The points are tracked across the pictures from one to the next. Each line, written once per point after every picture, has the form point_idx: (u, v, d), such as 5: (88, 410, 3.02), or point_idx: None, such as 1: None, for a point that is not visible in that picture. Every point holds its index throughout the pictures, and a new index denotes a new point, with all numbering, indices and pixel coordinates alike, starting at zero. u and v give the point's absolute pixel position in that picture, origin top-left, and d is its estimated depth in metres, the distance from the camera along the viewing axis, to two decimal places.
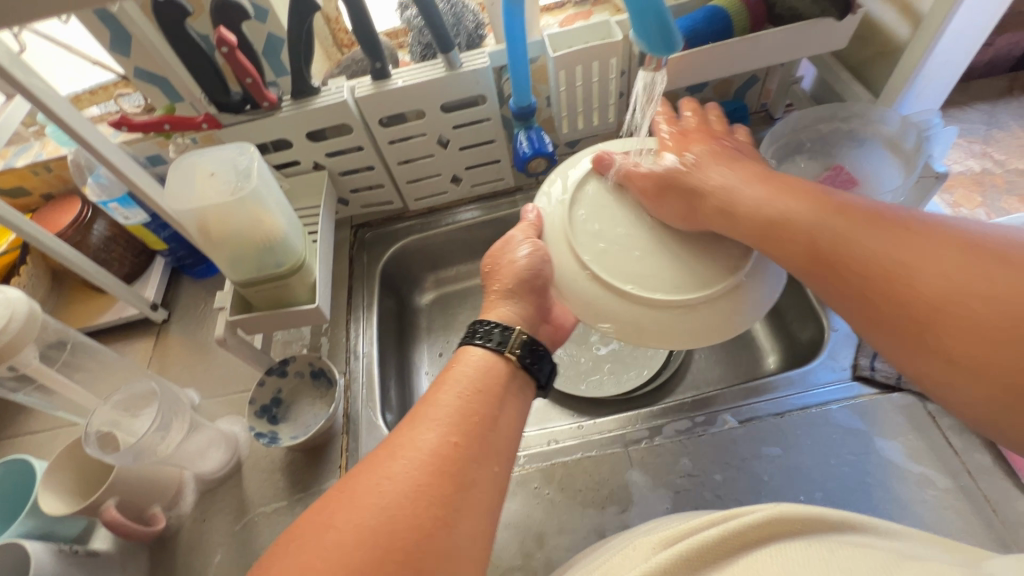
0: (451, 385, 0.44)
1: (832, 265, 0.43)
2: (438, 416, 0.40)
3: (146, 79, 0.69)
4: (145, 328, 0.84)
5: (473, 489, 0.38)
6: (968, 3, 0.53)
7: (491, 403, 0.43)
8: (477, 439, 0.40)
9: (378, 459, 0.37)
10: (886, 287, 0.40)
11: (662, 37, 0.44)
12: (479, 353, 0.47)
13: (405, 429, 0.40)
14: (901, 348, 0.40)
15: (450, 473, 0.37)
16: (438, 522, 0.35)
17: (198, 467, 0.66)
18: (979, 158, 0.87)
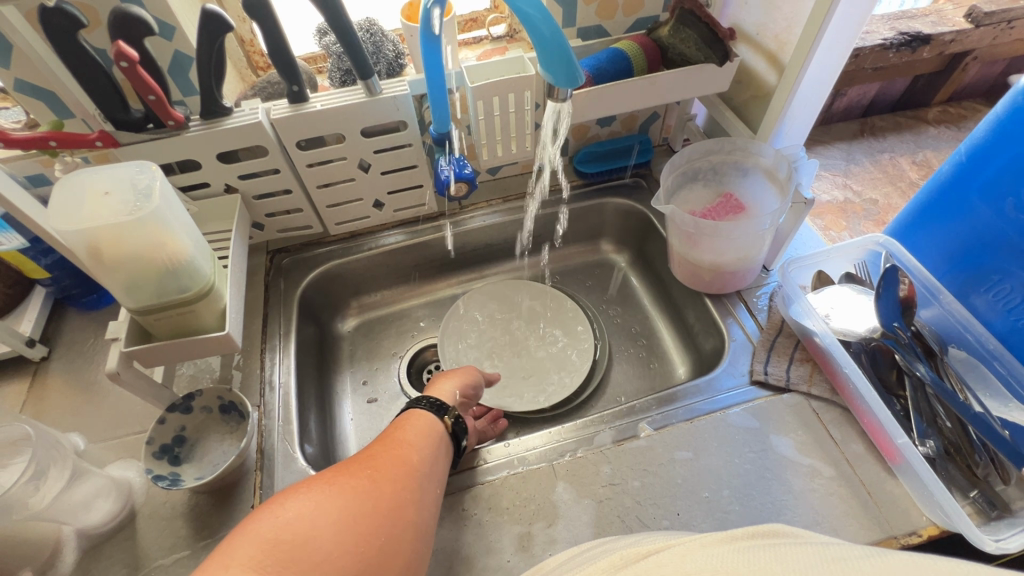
0: (405, 423, 0.58)
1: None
2: (411, 440, 0.55)
3: (29, 92, 0.63)
4: (19, 367, 0.75)
5: (423, 492, 0.51)
6: (819, 56, 0.63)
7: (442, 441, 0.58)
8: (429, 459, 0.54)
9: (362, 456, 0.51)
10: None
11: (567, 73, 0.48)
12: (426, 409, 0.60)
13: (377, 443, 0.53)
14: None
15: (414, 473, 0.51)
16: (405, 504, 0.48)
17: (81, 520, 0.58)
18: (842, 189, 1.01)
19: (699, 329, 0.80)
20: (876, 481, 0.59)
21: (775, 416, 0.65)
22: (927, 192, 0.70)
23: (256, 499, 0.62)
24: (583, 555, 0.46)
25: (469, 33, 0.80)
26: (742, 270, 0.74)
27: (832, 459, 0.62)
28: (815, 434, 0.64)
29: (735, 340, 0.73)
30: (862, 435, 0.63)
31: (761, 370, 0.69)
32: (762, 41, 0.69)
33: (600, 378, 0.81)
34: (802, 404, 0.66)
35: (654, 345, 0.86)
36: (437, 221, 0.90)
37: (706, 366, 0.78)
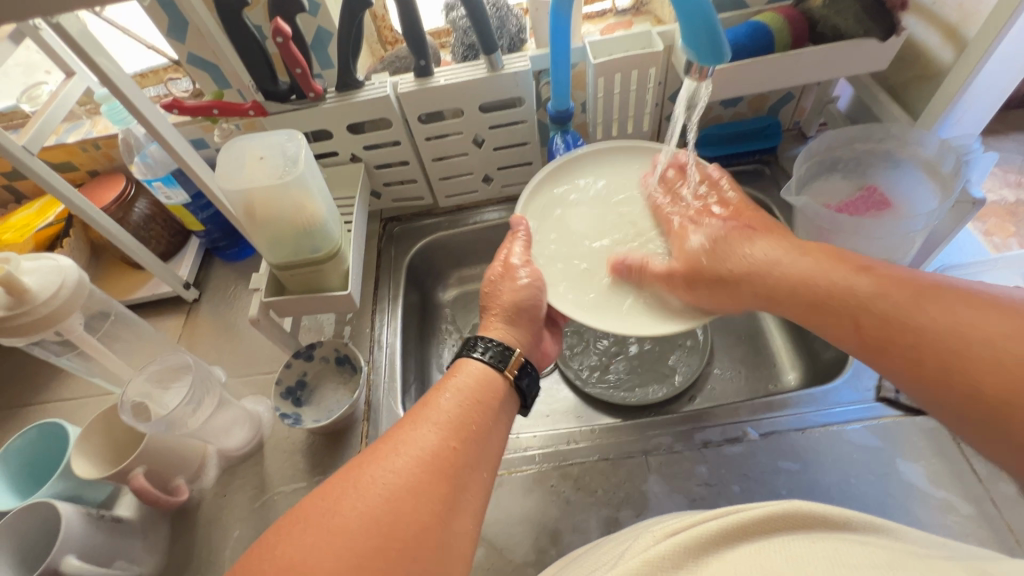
0: (447, 391, 0.46)
1: (886, 347, 0.44)
2: (445, 420, 0.43)
3: (199, 65, 0.71)
4: (176, 306, 0.87)
5: (464, 492, 0.39)
6: (1017, 29, 0.53)
7: (488, 412, 0.46)
8: (471, 443, 0.42)
9: (381, 452, 0.39)
10: (940, 370, 0.39)
11: (710, 48, 0.44)
12: (477, 365, 0.50)
13: (405, 430, 0.42)
14: (930, 396, 0.40)
15: (446, 472, 0.39)
16: (434, 518, 0.37)
17: (221, 443, 0.67)
18: (1014, 188, 0.86)
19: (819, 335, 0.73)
20: None
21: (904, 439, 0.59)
22: None
23: (362, 446, 0.68)
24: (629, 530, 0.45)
25: (593, 5, 0.77)
26: None
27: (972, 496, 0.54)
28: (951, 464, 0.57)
29: None
30: None
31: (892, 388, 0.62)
32: (939, 12, 0.60)
33: (698, 374, 0.78)
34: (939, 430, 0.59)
35: (761, 347, 0.80)
36: None
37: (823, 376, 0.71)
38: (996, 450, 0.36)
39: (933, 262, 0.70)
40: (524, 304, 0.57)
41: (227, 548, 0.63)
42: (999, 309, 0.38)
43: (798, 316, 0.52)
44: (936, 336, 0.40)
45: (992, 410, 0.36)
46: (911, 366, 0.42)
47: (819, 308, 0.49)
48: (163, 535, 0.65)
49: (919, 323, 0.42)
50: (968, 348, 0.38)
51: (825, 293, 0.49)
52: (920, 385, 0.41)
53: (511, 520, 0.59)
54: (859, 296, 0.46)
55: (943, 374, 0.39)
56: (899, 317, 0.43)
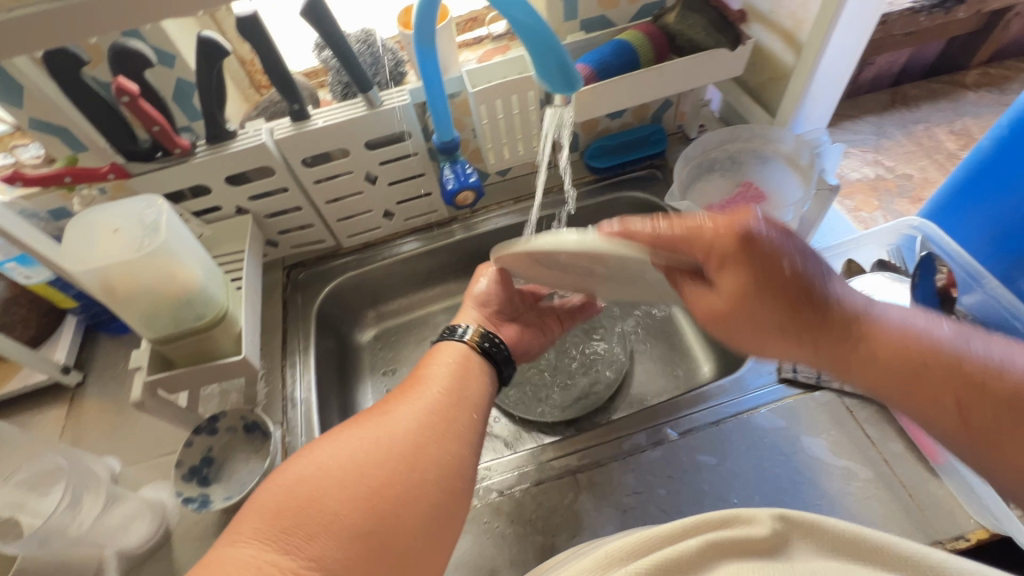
0: (433, 363, 0.55)
1: (928, 379, 0.39)
2: (433, 383, 0.52)
3: (44, 131, 0.65)
4: (57, 394, 0.78)
5: (456, 438, 0.48)
6: (838, 31, 0.59)
7: (467, 381, 0.54)
8: (457, 400, 0.51)
9: (386, 407, 0.48)
10: (990, 423, 0.37)
11: (564, 79, 0.46)
12: (458, 347, 0.57)
13: (401, 397, 0.50)
14: (917, 405, 0.40)
15: (443, 417, 0.48)
16: (424, 453, 0.45)
17: (120, 542, 0.60)
18: (872, 166, 0.95)
19: None
20: (918, 482, 0.56)
21: (806, 416, 0.63)
22: (965, 169, 0.65)
23: None
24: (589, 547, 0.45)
25: (469, 33, 0.78)
26: None
27: (869, 460, 0.59)
28: (849, 433, 0.61)
29: None
30: (901, 433, 0.59)
31: (790, 368, 0.65)
32: (776, 19, 0.65)
33: (621, 381, 0.79)
34: (834, 402, 0.63)
35: (676, 343, 0.83)
36: (449, 226, 0.89)
37: (733, 364, 0.74)
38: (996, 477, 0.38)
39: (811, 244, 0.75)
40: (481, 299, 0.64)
41: None
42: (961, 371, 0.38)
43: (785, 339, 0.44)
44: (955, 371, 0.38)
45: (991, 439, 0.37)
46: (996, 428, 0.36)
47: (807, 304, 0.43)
48: None
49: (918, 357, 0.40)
50: (1007, 403, 0.36)
51: (773, 276, 0.42)
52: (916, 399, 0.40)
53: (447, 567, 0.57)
54: (878, 336, 0.41)
55: (935, 403, 0.39)
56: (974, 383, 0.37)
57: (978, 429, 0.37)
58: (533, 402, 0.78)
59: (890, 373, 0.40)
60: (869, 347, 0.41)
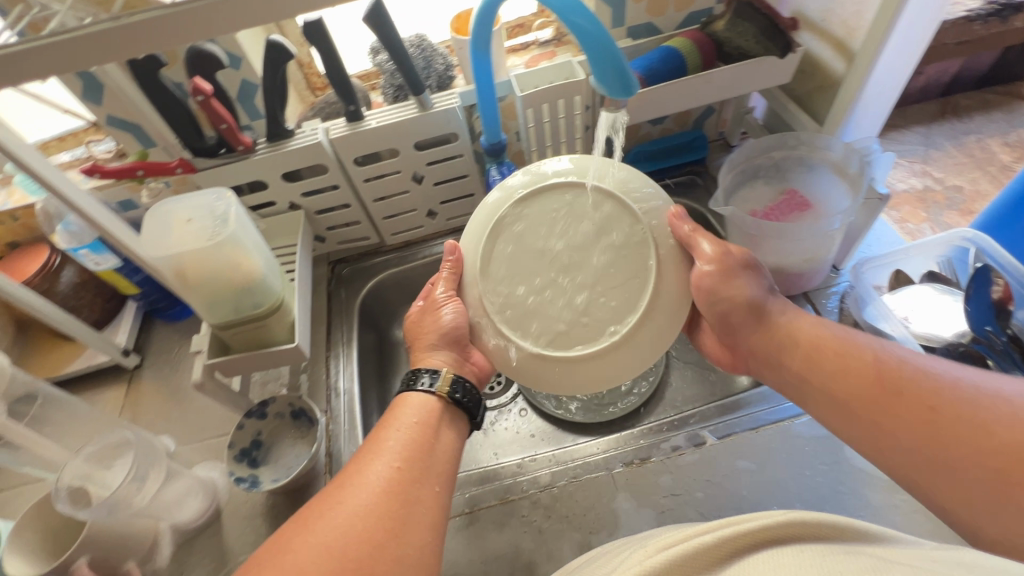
0: (391, 425, 0.49)
1: (901, 395, 0.43)
2: (393, 444, 0.46)
3: (119, 126, 0.69)
4: (116, 375, 0.82)
5: (422, 505, 0.43)
6: (894, 39, 0.58)
7: (431, 436, 0.48)
8: (417, 464, 0.45)
9: (331, 490, 0.42)
10: (951, 427, 0.39)
11: (620, 83, 0.47)
12: (418, 397, 0.52)
13: (357, 464, 0.44)
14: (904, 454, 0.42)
15: (400, 499, 0.42)
16: (387, 535, 0.39)
17: (174, 517, 0.64)
18: (920, 177, 0.93)
19: None
20: None
21: None
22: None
23: None
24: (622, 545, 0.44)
25: (516, 39, 0.80)
26: (809, 271, 0.70)
27: None
28: None
29: None
30: None
31: None
32: (828, 28, 0.65)
33: (656, 386, 0.79)
34: None
35: None
36: None
37: None
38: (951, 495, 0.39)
39: (856, 254, 0.75)
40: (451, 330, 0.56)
41: None
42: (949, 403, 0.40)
43: (799, 373, 0.51)
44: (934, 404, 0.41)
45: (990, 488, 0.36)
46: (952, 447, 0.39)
47: (813, 367, 0.50)
48: None
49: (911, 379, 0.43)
50: (973, 412, 0.39)
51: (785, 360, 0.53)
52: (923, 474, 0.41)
53: (485, 558, 0.59)
54: (861, 374, 0.46)
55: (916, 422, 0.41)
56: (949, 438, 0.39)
57: (946, 439, 0.39)
58: (567, 404, 0.79)
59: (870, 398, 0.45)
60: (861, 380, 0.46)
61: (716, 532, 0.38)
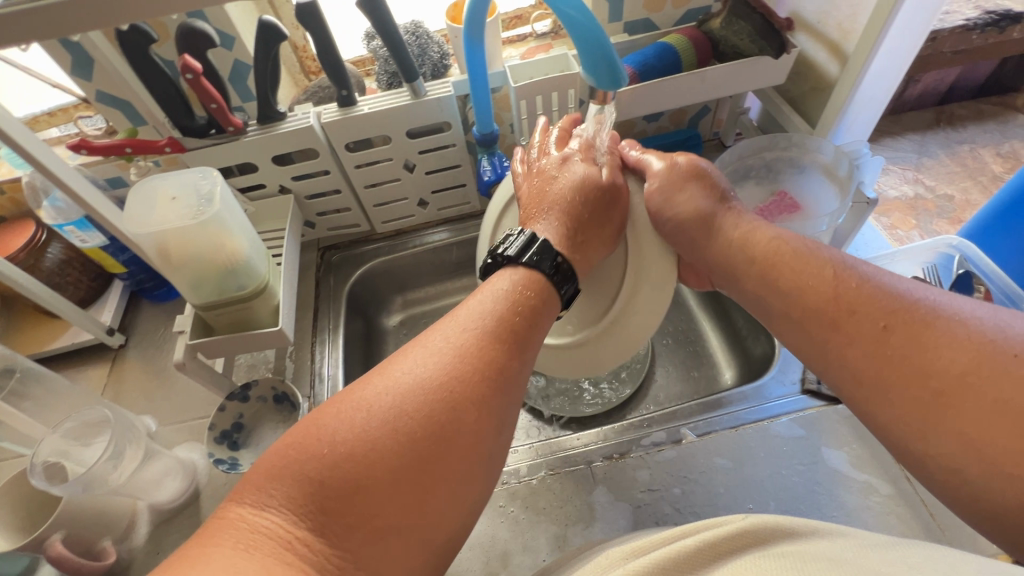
0: (481, 295, 0.47)
1: (857, 313, 0.42)
2: (489, 310, 0.45)
3: (108, 102, 0.69)
4: (101, 353, 0.82)
5: (512, 400, 0.43)
6: (887, 44, 0.59)
7: (531, 314, 0.47)
8: (511, 339, 0.44)
9: (408, 350, 0.42)
10: (909, 345, 0.39)
11: (609, 74, 0.47)
12: (513, 270, 0.49)
13: (434, 331, 0.43)
14: (859, 377, 0.41)
15: (491, 382, 0.41)
16: (473, 420, 0.39)
17: (152, 497, 0.63)
18: (912, 184, 0.94)
19: (748, 334, 0.77)
20: (939, 502, 0.56)
21: (828, 428, 0.62)
22: (1010, 190, 0.64)
23: None
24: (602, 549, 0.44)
25: (513, 30, 0.80)
26: None
27: (889, 476, 0.58)
28: (871, 448, 0.60)
29: (787, 347, 0.69)
30: None
31: (814, 379, 0.65)
32: (823, 30, 0.65)
33: (640, 382, 0.80)
34: (857, 416, 0.63)
35: (698, 349, 0.83)
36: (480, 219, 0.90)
37: (755, 372, 0.74)
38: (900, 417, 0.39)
39: None
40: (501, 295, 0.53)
41: None
42: (915, 322, 0.40)
43: (752, 291, 0.50)
44: (899, 322, 0.40)
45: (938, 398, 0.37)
46: (913, 369, 0.38)
47: (767, 282, 0.49)
48: None
49: (878, 297, 0.42)
50: (932, 327, 0.39)
51: (755, 269, 0.50)
52: (877, 382, 0.40)
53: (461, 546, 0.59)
54: (822, 289, 0.45)
55: (876, 339, 0.41)
56: (915, 358, 0.39)
57: (913, 359, 0.39)
58: (551, 398, 0.79)
59: (829, 314, 0.44)
60: (825, 298, 0.44)
61: (698, 535, 0.38)
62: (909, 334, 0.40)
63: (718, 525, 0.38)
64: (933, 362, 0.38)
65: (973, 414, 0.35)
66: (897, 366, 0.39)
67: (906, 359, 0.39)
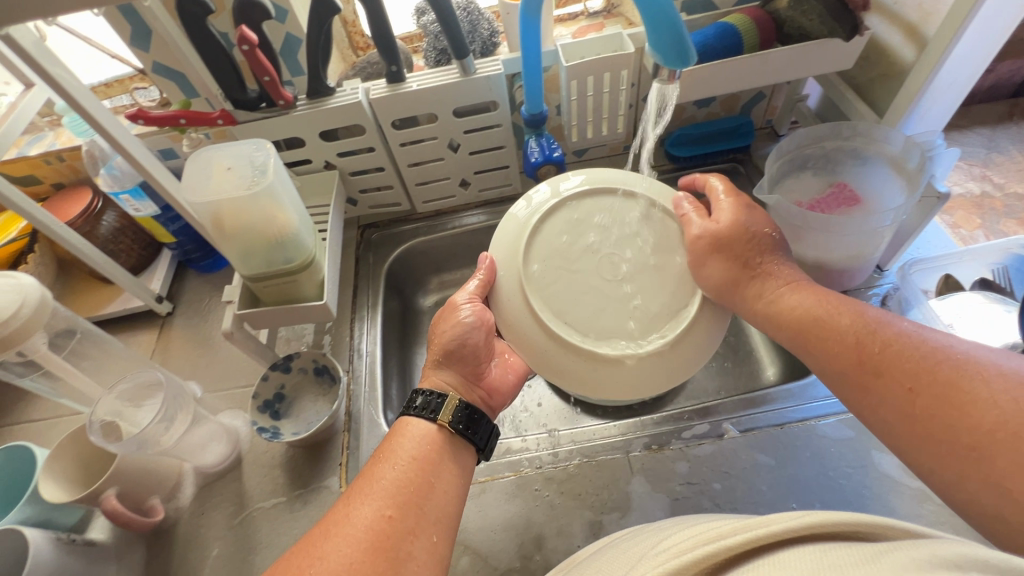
0: (388, 460, 0.46)
1: (887, 374, 0.41)
2: (390, 479, 0.44)
3: (164, 74, 0.70)
4: (150, 320, 0.85)
5: (421, 560, 0.40)
6: (974, 27, 0.55)
7: (429, 473, 0.46)
8: (411, 510, 0.42)
9: (314, 538, 0.40)
10: (934, 405, 0.38)
11: (677, 49, 0.45)
12: (420, 425, 0.49)
13: (345, 507, 0.42)
14: (902, 441, 0.40)
15: (388, 546, 0.39)
16: None
17: (198, 459, 0.66)
18: (979, 181, 0.88)
19: None
20: None
21: None
22: None
23: (343, 458, 0.67)
24: (641, 535, 0.44)
25: (565, 8, 0.78)
26: (852, 268, 0.67)
27: None
28: None
29: None
30: None
31: None
32: (901, 11, 0.61)
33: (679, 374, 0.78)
34: None
35: (740, 344, 0.81)
36: (520, 202, 0.89)
37: (801, 370, 0.72)
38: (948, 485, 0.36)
39: (904, 255, 0.71)
40: (458, 347, 0.55)
41: (205, 568, 0.61)
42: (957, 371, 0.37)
43: (792, 342, 0.51)
44: (930, 378, 0.38)
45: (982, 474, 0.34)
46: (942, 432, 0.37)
47: (807, 343, 0.49)
48: (139, 558, 0.62)
49: (907, 352, 0.41)
50: (961, 389, 0.36)
51: (800, 322, 0.50)
52: (912, 442, 0.39)
53: (494, 526, 0.59)
54: (851, 343, 0.45)
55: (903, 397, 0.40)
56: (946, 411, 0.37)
57: (940, 422, 0.37)
58: None
59: (863, 373, 0.43)
60: (859, 353, 0.44)
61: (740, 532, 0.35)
62: (933, 388, 0.38)
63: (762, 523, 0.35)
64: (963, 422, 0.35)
65: (1003, 469, 0.33)
66: (926, 428, 0.38)
67: (933, 419, 0.37)
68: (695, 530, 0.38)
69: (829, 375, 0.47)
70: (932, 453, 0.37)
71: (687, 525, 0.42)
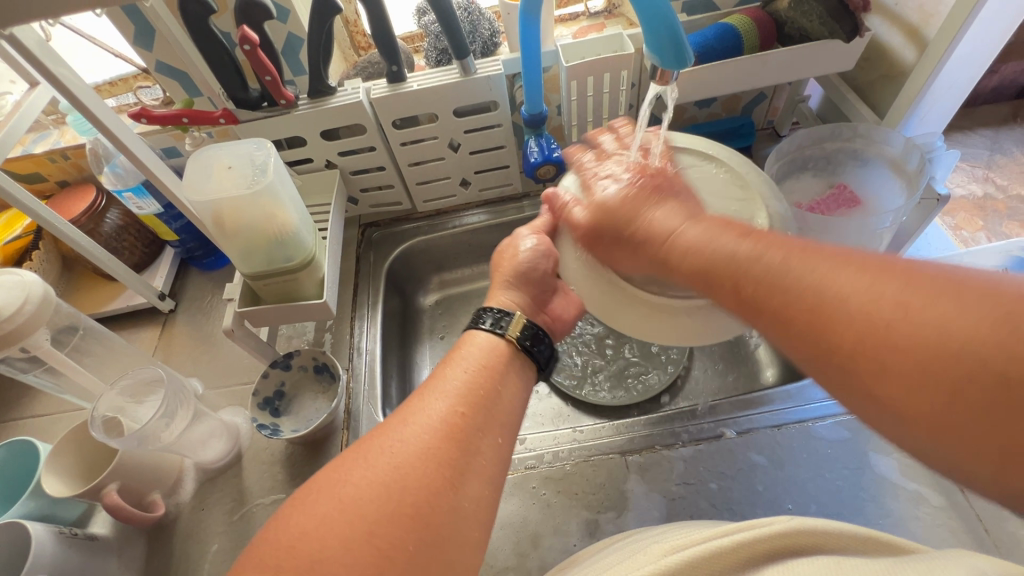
0: (457, 363, 0.46)
1: (817, 316, 0.29)
2: (459, 381, 0.44)
3: (167, 73, 0.70)
4: (151, 317, 0.85)
5: (485, 454, 0.40)
6: (974, 29, 0.54)
7: (496, 380, 0.46)
8: (481, 409, 0.42)
9: (391, 424, 0.40)
10: (822, 328, 0.29)
11: (674, 50, 0.45)
12: (483, 336, 0.50)
13: (417, 400, 0.42)
14: (837, 387, 0.30)
15: (458, 439, 0.39)
16: (446, 481, 0.37)
17: (199, 456, 0.66)
18: (982, 183, 0.88)
19: None
20: (997, 519, 0.53)
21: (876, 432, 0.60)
22: None
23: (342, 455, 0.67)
24: (631, 542, 0.43)
25: (565, 9, 0.78)
26: None
27: (942, 487, 0.56)
28: None
29: None
30: None
31: None
32: (901, 12, 0.61)
33: (679, 376, 0.78)
34: None
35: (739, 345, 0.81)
36: (521, 202, 0.89)
37: (800, 372, 0.72)
38: (939, 456, 0.27)
39: None
40: (524, 269, 0.56)
41: (205, 563, 0.62)
42: (905, 281, 0.27)
43: (688, 276, 0.38)
44: (843, 311, 0.28)
45: (908, 401, 0.26)
46: (923, 392, 0.26)
47: (704, 278, 0.36)
48: (140, 553, 0.63)
49: (751, 266, 0.33)
50: (847, 312, 0.28)
51: (696, 261, 0.37)
52: (834, 380, 0.30)
53: (492, 525, 0.59)
54: (700, 251, 0.37)
55: (816, 336, 0.30)
56: (864, 345, 0.27)
57: (865, 361, 0.27)
58: (585, 384, 0.78)
59: (805, 324, 0.30)
60: (822, 285, 0.30)
61: (734, 534, 0.37)
62: (874, 308, 0.27)
63: (755, 527, 0.37)
64: (894, 358, 0.26)
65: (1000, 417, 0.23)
66: (914, 363, 0.26)
67: (911, 374, 0.26)
68: (684, 533, 0.39)
69: (742, 309, 0.34)
70: (875, 388, 0.28)
71: (678, 530, 0.43)
